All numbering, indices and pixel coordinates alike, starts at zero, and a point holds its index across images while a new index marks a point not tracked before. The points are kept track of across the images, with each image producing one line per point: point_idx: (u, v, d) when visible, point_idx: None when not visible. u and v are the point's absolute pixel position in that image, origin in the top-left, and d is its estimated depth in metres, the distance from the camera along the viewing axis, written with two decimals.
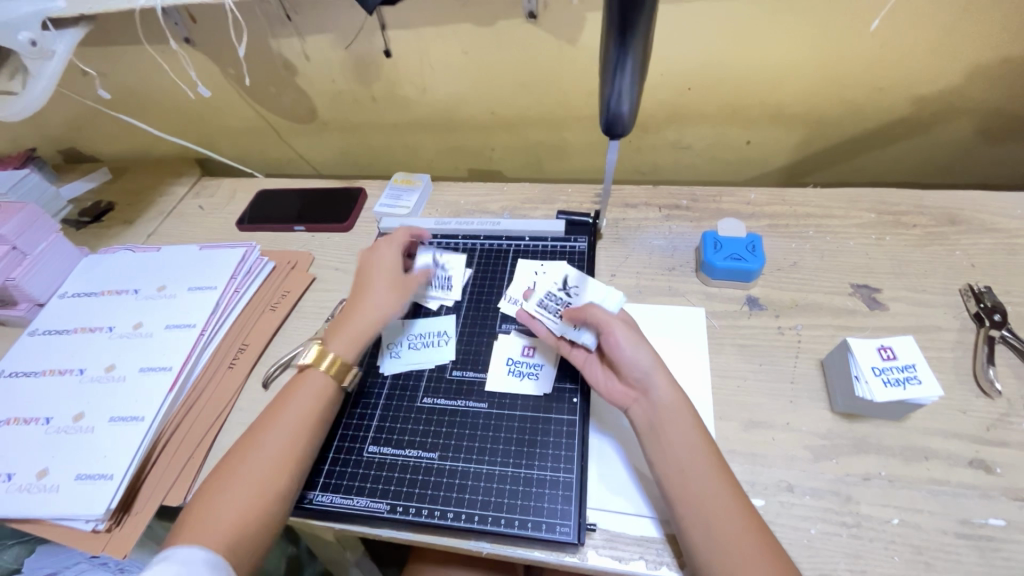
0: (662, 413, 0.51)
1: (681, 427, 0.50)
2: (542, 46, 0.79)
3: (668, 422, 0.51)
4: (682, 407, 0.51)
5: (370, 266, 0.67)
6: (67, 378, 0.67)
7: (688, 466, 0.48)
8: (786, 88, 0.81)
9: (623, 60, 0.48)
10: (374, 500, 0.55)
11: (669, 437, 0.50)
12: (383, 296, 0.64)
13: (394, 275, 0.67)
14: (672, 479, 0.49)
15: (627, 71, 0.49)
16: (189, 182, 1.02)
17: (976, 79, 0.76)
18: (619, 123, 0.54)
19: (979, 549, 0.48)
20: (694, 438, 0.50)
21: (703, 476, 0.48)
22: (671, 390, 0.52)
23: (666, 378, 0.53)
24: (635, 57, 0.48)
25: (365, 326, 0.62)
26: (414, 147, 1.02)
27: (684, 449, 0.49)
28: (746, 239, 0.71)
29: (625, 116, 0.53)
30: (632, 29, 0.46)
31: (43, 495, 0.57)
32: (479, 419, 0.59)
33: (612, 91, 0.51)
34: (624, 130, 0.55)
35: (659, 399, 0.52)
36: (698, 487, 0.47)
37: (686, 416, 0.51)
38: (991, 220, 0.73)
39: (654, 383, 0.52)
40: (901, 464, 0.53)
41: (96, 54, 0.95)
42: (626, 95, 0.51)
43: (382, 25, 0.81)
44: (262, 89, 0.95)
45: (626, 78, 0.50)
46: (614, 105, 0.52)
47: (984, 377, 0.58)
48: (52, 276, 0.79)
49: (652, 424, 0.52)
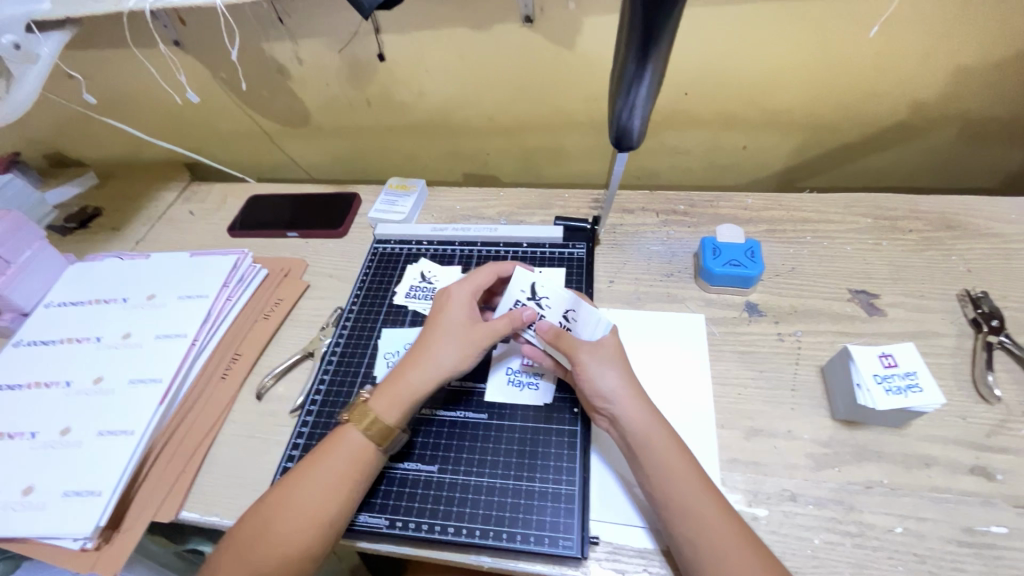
0: (633, 440, 0.50)
1: (657, 450, 0.49)
2: (538, 51, 0.79)
3: (642, 447, 0.50)
4: (656, 429, 0.50)
5: (442, 312, 0.59)
6: (53, 391, 0.65)
7: (673, 487, 0.47)
8: (782, 94, 0.81)
9: (641, 75, 0.48)
10: (372, 514, 0.53)
11: (644, 461, 0.49)
12: (451, 347, 0.56)
13: (468, 324, 0.58)
14: (658, 498, 0.48)
15: (644, 86, 0.49)
16: (178, 187, 1.00)
17: (970, 84, 0.76)
18: (628, 136, 0.54)
19: (982, 557, 0.48)
20: (672, 458, 0.49)
21: (686, 496, 0.47)
22: (639, 414, 0.51)
23: (635, 402, 0.52)
24: (653, 72, 0.48)
25: (421, 377, 0.55)
26: (409, 152, 1.01)
27: (665, 472, 0.48)
28: (745, 245, 0.71)
29: (635, 129, 0.53)
30: (655, 46, 0.46)
31: (29, 513, 0.55)
32: (479, 430, 0.58)
33: (625, 104, 0.51)
34: (633, 144, 0.54)
35: (628, 427, 0.51)
36: (687, 506, 0.46)
37: (662, 436, 0.50)
38: (985, 225, 0.73)
39: (621, 412, 0.52)
40: (903, 471, 0.53)
41: (82, 57, 0.92)
42: (639, 110, 0.51)
43: (376, 29, 0.80)
44: (254, 93, 0.94)
45: (641, 93, 0.50)
46: (626, 118, 0.52)
47: (983, 383, 0.58)
48: (36, 285, 0.77)
49: (628, 451, 0.51)
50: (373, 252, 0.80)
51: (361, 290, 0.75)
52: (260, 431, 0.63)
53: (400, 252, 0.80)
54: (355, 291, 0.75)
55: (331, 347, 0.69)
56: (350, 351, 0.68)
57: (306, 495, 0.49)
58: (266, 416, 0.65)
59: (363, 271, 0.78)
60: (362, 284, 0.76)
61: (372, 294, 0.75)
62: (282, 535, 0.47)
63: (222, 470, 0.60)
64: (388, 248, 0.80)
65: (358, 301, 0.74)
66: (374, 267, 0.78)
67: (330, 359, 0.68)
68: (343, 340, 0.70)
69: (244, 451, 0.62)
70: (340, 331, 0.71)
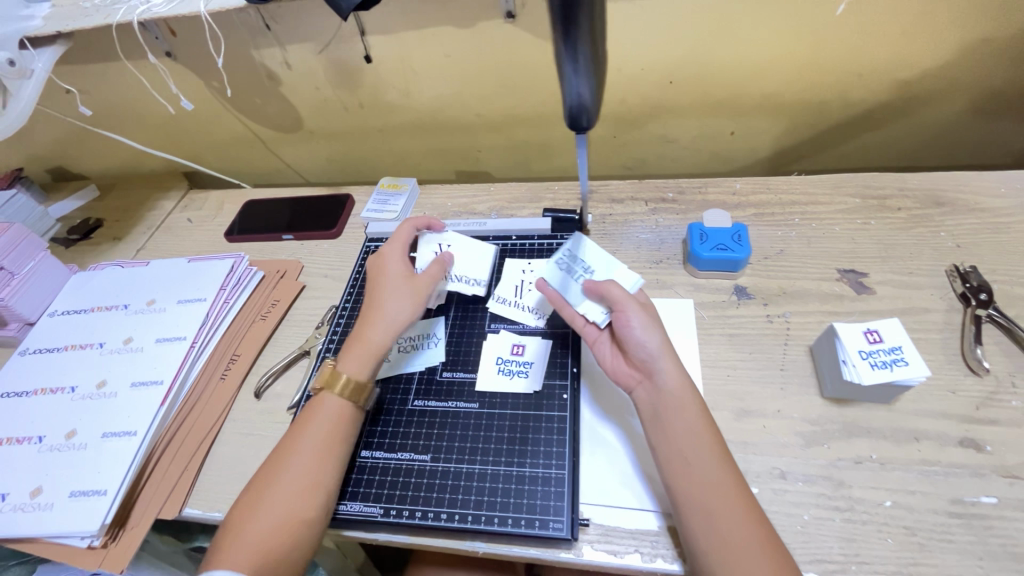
0: (664, 400, 0.51)
1: (686, 413, 0.50)
2: (521, 46, 0.80)
3: (670, 409, 0.51)
4: (688, 396, 0.51)
5: (382, 273, 0.64)
6: (58, 396, 0.67)
7: (692, 451, 0.48)
8: (766, 78, 0.82)
9: (573, 63, 0.47)
10: (367, 504, 0.54)
11: (671, 424, 0.50)
12: (400, 303, 0.61)
13: (404, 278, 0.64)
14: (675, 465, 0.49)
15: (582, 66, 0.48)
16: (176, 196, 1.02)
17: (955, 59, 0.76)
18: (583, 113, 0.52)
19: (971, 527, 0.48)
20: (699, 425, 0.50)
21: (707, 464, 0.48)
22: (677, 376, 0.52)
23: (673, 363, 0.53)
24: (585, 59, 0.47)
25: (382, 332, 0.60)
26: (401, 152, 1.02)
27: (692, 438, 0.49)
28: (732, 229, 0.71)
29: (588, 105, 0.52)
30: (576, 36, 0.45)
31: (38, 513, 0.57)
32: (470, 419, 0.59)
33: (570, 91, 0.51)
34: (589, 121, 0.53)
35: (663, 387, 0.52)
36: (703, 472, 0.47)
37: (691, 405, 0.51)
38: (975, 200, 0.73)
39: (660, 369, 0.52)
40: (892, 446, 0.54)
41: (78, 71, 0.94)
42: (585, 87, 0.50)
43: (361, 31, 0.81)
44: (246, 99, 0.95)
45: (582, 72, 0.48)
46: (576, 101, 0.52)
47: (972, 356, 0.58)
48: (40, 295, 0.79)
49: (654, 411, 0.51)
50: (366, 250, 0.82)
51: (353, 289, 0.76)
52: (260, 428, 0.65)
53: None
54: (348, 288, 0.77)
55: (325, 344, 0.70)
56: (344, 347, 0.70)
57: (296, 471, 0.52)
58: (264, 413, 0.66)
59: (356, 269, 0.79)
60: (355, 282, 0.77)
61: (365, 292, 0.76)
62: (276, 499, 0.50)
63: (223, 467, 0.62)
64: (380, 246, 0.82)
65: (351, 298, 0.75)
66: (367, 265, 0.79)
67: (324, 356, 0.69)
68: (337, 337, 0.71)
69: (244, 449, 0.63)
70: (334, 329, 0.72)
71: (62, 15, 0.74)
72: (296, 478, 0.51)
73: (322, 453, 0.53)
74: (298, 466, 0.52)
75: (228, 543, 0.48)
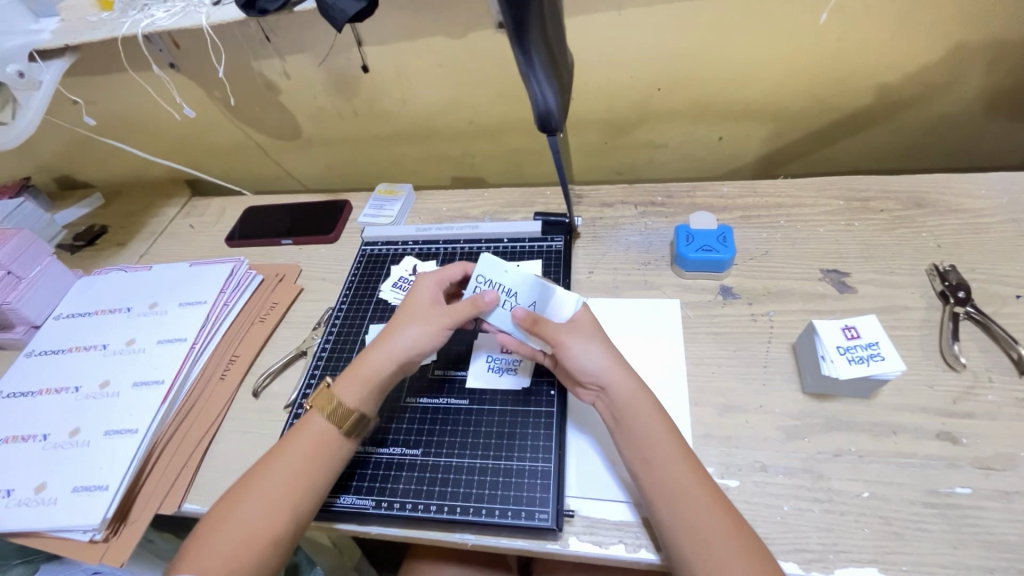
0: (620, 408, 0.53)
1: (642, 416, 0.52)
2: (512, 55, 0.82)
3: (627, 415, 0.52)
4: (643, 397, 0.53)
5: (410, 300, 0.62)
6: (63, 396, 0.69)
7: (652, 452, 0.50)
8: (751, 84, 0.84)
9: (531, 65, 0.53)
10: (360, 496, 0.56)
11: (630, 428, 0.52)
12: (410, 331, 0.59)
13: (428, 309, 0.61)
14: (641, 466, 0.50)
15: (538, 69, 0.53)
16: (179, 203, 1.05)
17: (934, 64, 0.78)
18: (552, 117, 0.56)
19: (946, 517, 0.49)
20: (656, 426, 0.51)
21: (667, 462, 0.49)
22: (628, 383, 0.53)
23: (622, 371, 0.54)
24: (540, 59, 0.53)
25: (385, 360, 0.58)
26: (398, 158, 1.05)
27: (647, 440, 0.51)
28: (717, 231, 0.73)
29: (555, 108, 0.56)
30: (528, 38, 0.51)
31: (42, 508, 0.59)
32: (460, 415, 0.61)
33: (536, 93, 0.55)
34: (558, 124, 0.57)
35: (615, 396, 0.53)
36: (666, 470, 0.49)
37: (647, 405, 0.53)
38: (956, 201, 0.75)
39: (609, 380, 0.54)
40: (870, 439, 0.55)
41: (85, 82, 0.98)
42: (548, 89, 0.54)
43: (357, 42, 0.84)
44: (246, 109, 0.98)
45: (540, 75, 0.53)
46: (542, 102, 0.55)
47: (949, 352, 0.59)
48: (46, 299, 0.81)
49: (614, 420, 0.53)
50: (362, 254, 0.84)
51: (349, 291, 0.78)
52: (257, 426, 0.66)
53: (387, 252, 0.83)
54: (344, 290, 0.79)
55: (321, 345, 0.72)
56: (339, 347, 0.71)
57: (275, 489, 0.51)
58: (262, 412, 0.68)
59: (352, 272, 0.81)
60: (351, 284, 0.79)
61: (360, 293, 0.78)
62: (250, 517, 0.50)
63: (221, 464, 0.64)
64: (376, 250, 0.84)
65: (347, 300, 0.77)
66: (363, 268, 0.82)
67: (320, 356, 0.71)
68: (333, 338, 0.73)
69: (242, 446, 0.65)
70: (330, 330, 0.74)
71: (70, 29, 0.77)
72: (274, 496, 0.51)
73: (303, 475, 0.53)
74: (278, 484, 0.52)
75: (198, 552, 0.48)
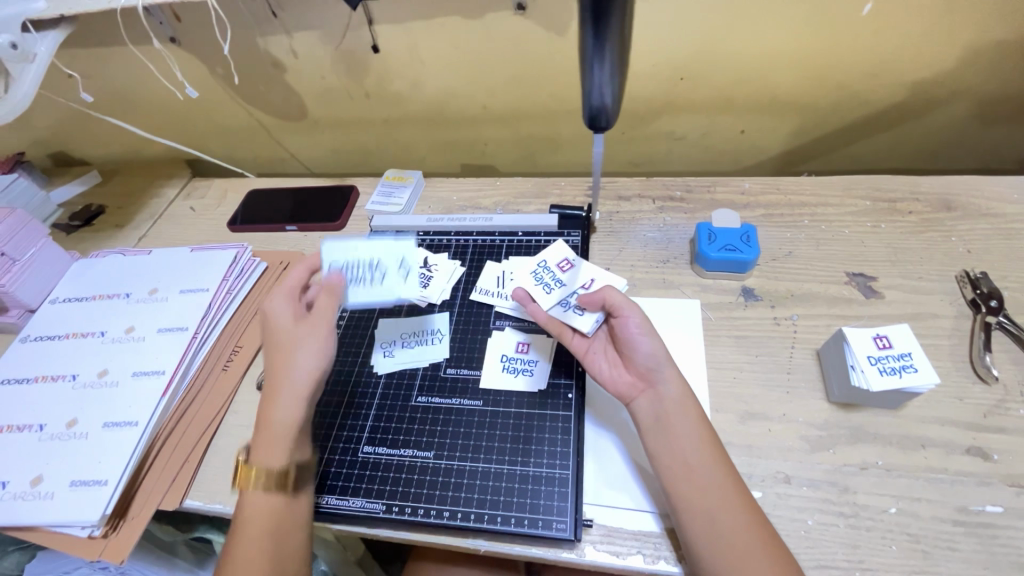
0: (668, 407, 0.51)
1: (687, 421, 0.50)
2: (532, 39, 0.78)
3: (674, 418, 0.51)
4: (690, 403, 0.52)
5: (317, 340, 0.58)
6: (60, 384, 0.66)
7: (695, 460, 0.48)
8: (780, 76, 0.81)
9: (601, 58, 0.47)
10: (369, 500, 0.54)
11: (676, 431, 0.50)
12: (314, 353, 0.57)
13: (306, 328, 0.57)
14: (680, 471, 0.48)
15: (605, 69, 0.48)
16: (179, 184, 1.01)
17: (972, 61, 0.75)
18: (603, 114, 0.54)
19: (976, 536, 0.48)
20: (701, 432, 0.50)
21: (708, 471, 0.48)
22: (678, 386, 0.52)
23: (674, 373, 0.53)
24: (613, 54, 0.47)
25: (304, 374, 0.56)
26: (407, 143, 1.01)
27: (692, 444, 0.49)
28: (740, 230, 0.70)
29: (609, 107, 0.53)
30: (607, 32, 0.45)
31: (38, 502, 0.57)
32: (474, 417, 0.59)
33: (593, 86, 0.51)
34: (608, 122, 0.55)
35: (666, 395, 0.52)
36: (705, 479, 0.47)
37: (694, 411, 0.51)
38: (987, 205, 0.72)
39: (663, 376, 0.53)
40: (898, 453, 0.53)
41: (80, 55, 0.93)
42: (608, 90, 0.51)
43: (369, 20, 0.80)
44: (251, 87, 0.94)
45: (605, 75, 0.49)
46: (597, 99, 0.52)
47: (980, 363, 0.58)
48: (41, 282, 0.78)
49: (655, 418, 0.51)
50: None
51: None
52: None
53: None
54: None
55: None
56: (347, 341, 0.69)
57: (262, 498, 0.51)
58: None
59: None
60: None
61: None
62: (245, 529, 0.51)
63: (224, 459, 0.62)
64: (385, 240, 0.81)
65: None
66: None
67: None
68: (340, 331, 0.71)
69: (246, 441, 0.63)
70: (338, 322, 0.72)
71: None
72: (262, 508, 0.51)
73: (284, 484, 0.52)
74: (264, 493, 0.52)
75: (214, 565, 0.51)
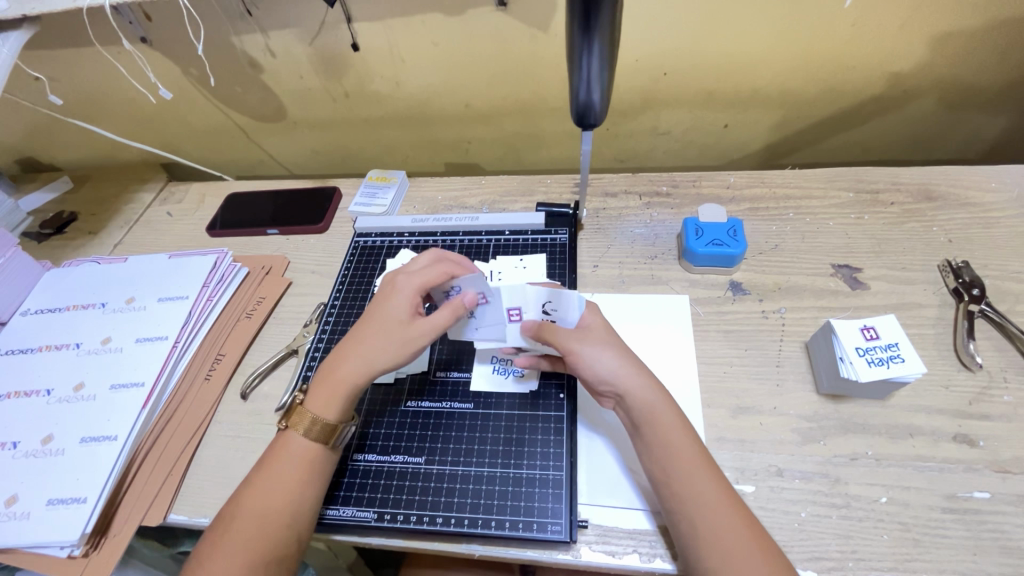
0: (640, 416, 0.50)
1: (660, 423, 0.49)
2: (513, 35, 0.77)
3: (648, 424, 0.49)
4: (663, 405, 0.50)
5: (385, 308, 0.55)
6: (33, 399, 0.64)
7: (670, 465, 0.48)
8: (762, 71, 0.81)
9: (589, 51, 0.46)
10: (361, 508, 0.53)
11: (648, 438, 0.49)
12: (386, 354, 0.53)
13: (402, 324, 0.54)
14: (660, 476, 0.48)
15: (594, 63, 0.48)
16: (154, 188, 0.98)
17: (949, 52, 0.76)
18: (591, 111, 0.53)
19: (965, 522, 0.48)
20: (676, 434, 0.49)
21: (687, 474, 0.47)
22: (646, 388, 0.51)
23: (640, 377, 0.51)
24: (603, 48, 0.47)
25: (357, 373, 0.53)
26: (390, 143, 1.00)
27: (665, 449, 0.48)
28: (727, 223, 0.70)
29: (597, 103, 0.53)
30: (597, 26, 0.44)
31: (13, 523, 0.54)
32: (464, 420, 0.58)
33: (581, 81, 0.50)
34: (596, 118, 0.54)
35: (634, 404, 0.50)
36: (678, 485, 0.47)
37: (669, 414, 0.50)
38: (967, 194, 0.73)
39: (627, 389, 0.51)
40: (887, 442, 0.54)
41: (46, 57, 0.90)
42: (596, 85, 0.50)
43: (347, 18, 0.78)
44: (227, 88, 0.92)
45: (594, 69, 0.49)
46: (585, 95, 0.51)
47: (965, 351, 0.58)
48: (11, 294, 0.75)
49: (632, 426, 0.51)
50: (355, 245, 0.80)
51: (343, 286, 0.74)
52: (247, 431, 0.63)
53: (382, 244, 0.79)
54: (337, 284, 0.75)
55: (314, 344, 0.69)
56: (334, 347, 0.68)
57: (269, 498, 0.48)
58: (251, 415, 0.64)
59: (345, 265, 0.77)
60: (344, 278, 0.75)
61: (355, 288, 0.74)
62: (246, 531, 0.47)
63: (209, 471, 0.60)
64: (370, 241, 0.80)
65: (341, 295, 0.73)
66: (356, 261, 0.77)
67: (314, 356, 0.67)
68: (326, 337, 0.69)
69: (231, 452, 0.61)
70: (323, 328, 0.70)
71: None
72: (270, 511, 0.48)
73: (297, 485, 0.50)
74: (273, 492, 0.49)
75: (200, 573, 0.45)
